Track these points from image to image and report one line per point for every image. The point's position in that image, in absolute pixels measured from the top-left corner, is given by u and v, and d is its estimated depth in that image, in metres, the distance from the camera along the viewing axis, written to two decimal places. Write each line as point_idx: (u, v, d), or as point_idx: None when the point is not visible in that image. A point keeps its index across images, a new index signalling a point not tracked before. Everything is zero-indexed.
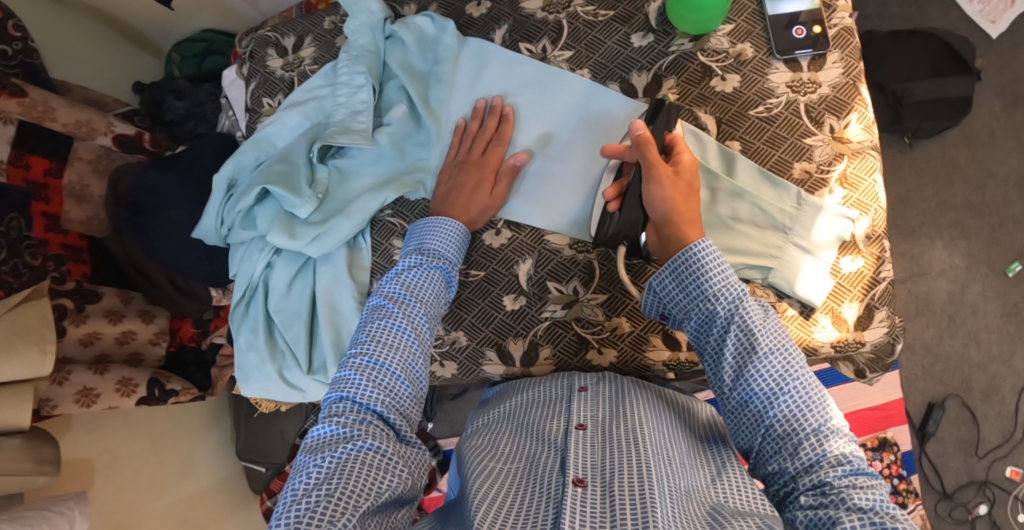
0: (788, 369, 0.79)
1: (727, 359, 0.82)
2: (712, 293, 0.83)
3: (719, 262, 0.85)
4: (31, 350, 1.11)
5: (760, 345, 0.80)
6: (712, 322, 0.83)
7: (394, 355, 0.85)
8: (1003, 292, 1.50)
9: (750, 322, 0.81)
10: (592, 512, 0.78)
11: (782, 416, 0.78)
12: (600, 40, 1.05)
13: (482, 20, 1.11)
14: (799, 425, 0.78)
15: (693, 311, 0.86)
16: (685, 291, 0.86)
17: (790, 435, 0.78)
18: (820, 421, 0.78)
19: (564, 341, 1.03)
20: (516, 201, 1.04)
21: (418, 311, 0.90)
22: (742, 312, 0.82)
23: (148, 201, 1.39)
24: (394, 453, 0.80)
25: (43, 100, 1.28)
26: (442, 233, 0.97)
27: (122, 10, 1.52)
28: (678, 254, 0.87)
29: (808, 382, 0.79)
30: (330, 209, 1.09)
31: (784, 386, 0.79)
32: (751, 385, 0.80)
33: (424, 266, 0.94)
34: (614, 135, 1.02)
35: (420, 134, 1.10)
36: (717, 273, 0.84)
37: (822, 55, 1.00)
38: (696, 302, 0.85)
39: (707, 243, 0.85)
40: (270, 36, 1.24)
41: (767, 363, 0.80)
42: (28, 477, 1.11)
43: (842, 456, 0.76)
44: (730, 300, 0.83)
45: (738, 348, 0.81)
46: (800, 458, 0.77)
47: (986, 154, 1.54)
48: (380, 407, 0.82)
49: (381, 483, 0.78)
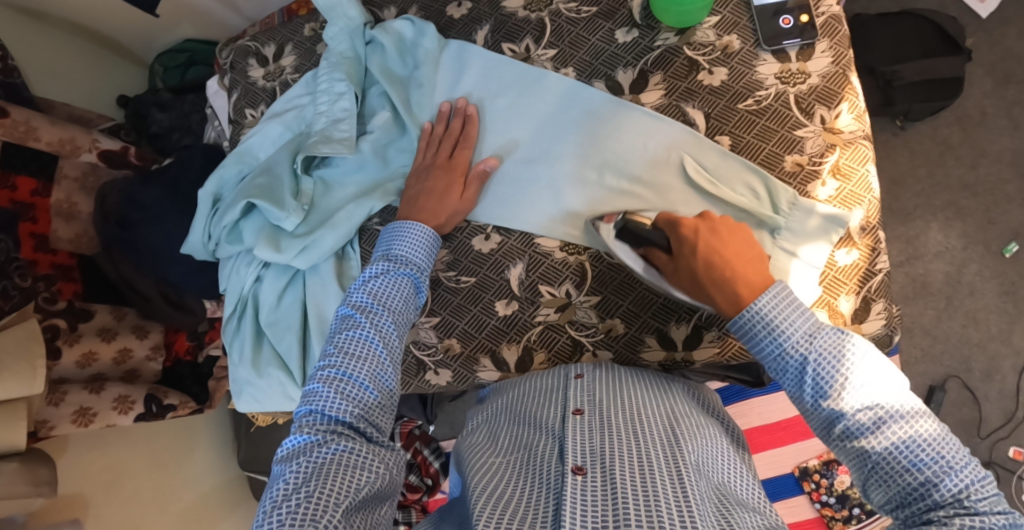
0: (888, 420, 0.72)
1: (818, 415, 0.76)
2: (785, 351, 0.77)
3: (784, 316, 0.78)
4: (22, 367, 1.09)
5: (848, 401, 0.74)
6: (799, 381, 0.77)
7: (362, 366, 0.84)
8: (1001, 271, 1.48)
9: (834, 377, 0.75)
10: (593, 500, 0.76)
11: (887, 462, 0.72)
12: (585, 37, 1.04)
13: (462, 21, 1.09)
14: (902, 469, 0.71)
15: (771, 370, 0.80)
16: (759, 353, 0.80)
17: (895, 484, 0.72)
18: (928, 464, 0.70)
19: (558, 345, 1.01)
20: (498, 206, 1.04)
21: (385, 320, 0.88)
22: (817, 368, 0.75)
23: (136, 216, 1.38)
24: (369, 453, 0.79)
25: (25, 120, 1.28)
26: (410, 238, 0.96)
27: (102, 24, 1.50)
28: (742, 312, 0.81)
29: (921, 434, 0.71)
30: (316, 220, 1.08)
31: (876, 430, 0.72)
32: (844, 440, 0.74)
33: (391, 272, 0.92)
34: (600, 135, 1.01)
35: (403, 140, 1.09)
36: (786, 328, 0.78)
37: (809, 44, 0.98)
38: (772, 359, 0.79)
39: (760, 303, 0.79)
40: (250, 46, 1.23)
41: (860, 419, 0.73)
42: (27, 499, 1.10)
43: (959, 501, 0.69)
44: (804, 356, 0.76)
45: (828, 407, 0.75)
46: (908, 498, 0.71)
47: (979, 133, 1.52)
48: (349, 416, 0.80)
49: (358, 481, 0.76)
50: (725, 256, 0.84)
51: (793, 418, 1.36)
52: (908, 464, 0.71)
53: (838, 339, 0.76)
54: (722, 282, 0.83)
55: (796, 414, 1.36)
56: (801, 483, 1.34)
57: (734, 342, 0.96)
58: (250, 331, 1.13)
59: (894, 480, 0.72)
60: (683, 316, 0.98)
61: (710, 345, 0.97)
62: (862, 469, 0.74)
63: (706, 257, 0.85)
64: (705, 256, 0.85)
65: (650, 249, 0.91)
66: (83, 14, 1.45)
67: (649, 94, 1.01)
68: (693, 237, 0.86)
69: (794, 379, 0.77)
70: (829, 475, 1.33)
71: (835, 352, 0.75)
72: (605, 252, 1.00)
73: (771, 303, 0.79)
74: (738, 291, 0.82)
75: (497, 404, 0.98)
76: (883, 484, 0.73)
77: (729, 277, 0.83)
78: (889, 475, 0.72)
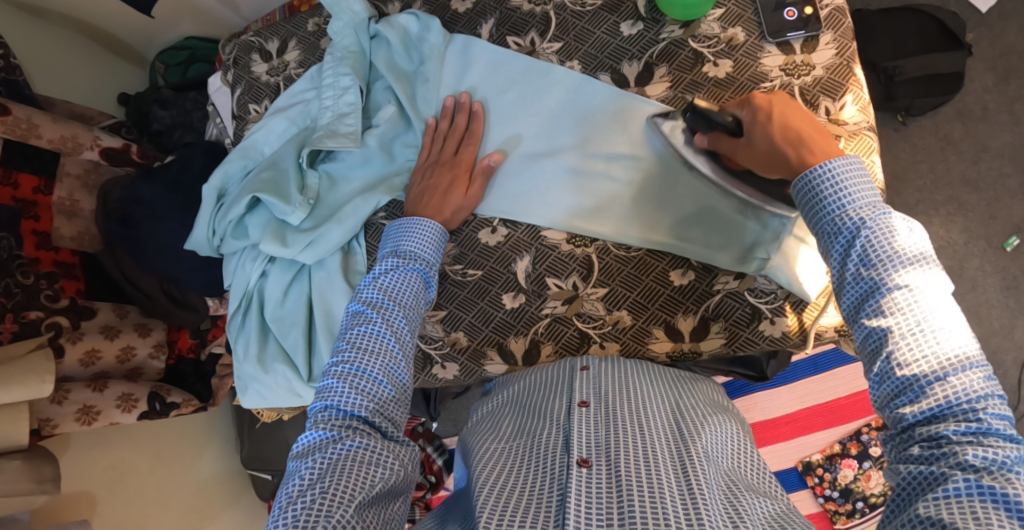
0: (923, 308, 0.69)
1: (858, 288, 0.72)
2: (840, 213, 0.75)
3: (849, 182, 0.75)
4: (30, 380, 1.10)
5: (894, 277, 0.70)
6: (844, 251, 0.74)
7: (376, 361, 0.83)
8: (1003, 266, 1.49)
9: (883, 249, 0.71)
10: (598, 493, 0.77)
11: (908, 357, 0.68)
12: (590, 31, 1.04)
13: (467, 15, 1.09)
14: (920, 368, 0.67)
15: (821, 234, 0.77)
16: (811, 215, 0.78)
17: (909, 379, 0.68)
18: (950, 364, 0.67)
19: (565, 338, 1.01)
20: (503, 199, 1.03)
21: (397, 315, 0.87)
22: (869, 237, 0.72)
23: (138, 213, 1.38)
24: (384, 448, 0.79)
25: (27, 117, 1.27)
26: (420, 234, 0.96)
27: (103, 21, 1.50)
28: (806, 173, 0.78)
29: (952, 340, 0.68)
30: (322, 215, 1.08)
31: (908, 319, 0.69)
32: (871, 323, 0.71)
33: (403, 267, 0.92)
34: (607, 128, 1.01)
35: (409, 135, 1.09)
36: (846, 194, 0.75)
37: (813, 36, 0.98)
38: (826, 224, 0.76)
39: (830, 164, 0.76)
40: (253, 41, 1.23)
41: (896, 297, 0.70)
42: (30, 497, 1.10)
43: (972, 413, 0.65)
44: (860, 221, 0.73)
45: (872, 277, 0.71)
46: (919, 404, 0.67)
47: (980, 128, 1.52)
48: (364, 412, 0.80)
49: (373, 476, 0.77)
50: (801, 125, 0.82)
51: (795, 412, 1.36)
52: (932, 361, 0.67)
53: (898, 218, 0.73)
54: (800, 142, 0.80)
55: (798, 409, 1.37)
56: (805, 478, 1.35)
57: (740, 332, 0.96)
58: (256, 326, 1.13)
59: (911, 375, 0.68)
60: (689, 307, 0.98)
61: (716, 336, 0.97)
62: (879, 357, 0.70)
63: (783, 122, 0.82)
64: (781, 122, 0.82)
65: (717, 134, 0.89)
66: (84, 11, 1.44)
67: (654, 86, 1.01)
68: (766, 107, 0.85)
69: (841, 243, 0.74)
70: (831, 470, 1.34)
71: (890, 228, 0.72)
72: (612, 245, 1.00)
73: (838, 168, 0.75)
74: (814, 147, 0.79)
75: (503, 397, 0.98)
76: (897, 377, 0.69)
77: (806, 138, 0.80)
78: (905, 372, 0.68)
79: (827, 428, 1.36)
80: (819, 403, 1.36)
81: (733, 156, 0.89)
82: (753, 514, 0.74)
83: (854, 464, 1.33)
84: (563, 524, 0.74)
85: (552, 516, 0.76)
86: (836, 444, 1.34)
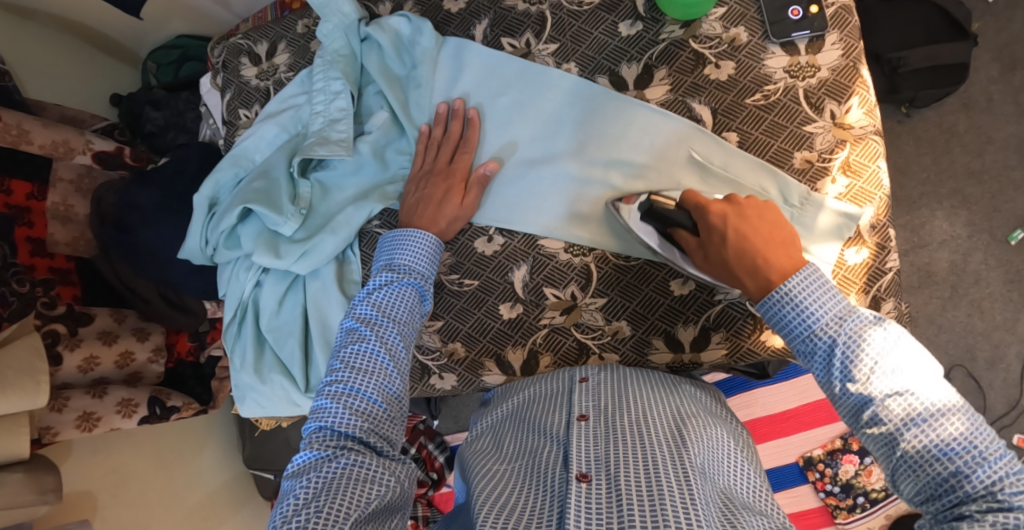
0: (912, 406, 0.70)
1: (843, 401, 0.74)
2: (816, 330, 0.76)
3: (818, 296, 0.76)
4: (25, 383, 1.10)
5: (877, 386, 0.72)
6: (824, 368, 0.76)
7: (370, 380, 0.82)
8: (1006, 260, 1.46)
9: (864, 361, 0.73)
10: (598, 507, 0.75)
11: (918, 448, 0.70)
12: (587, 31, 1.01)
13: (460, 16, 1.06)
14: (932, 460, 0.69)
15: (801, 352, 0.78)
16: (789, 335, 0.79)
17: (922, 472, 0.70)
18: (958, 453, 0.68)
19: (564, 348, 1.00)
20: (497, 207, 1.01)
21: (391, 332, 0.86)
22: (848, 349, 0.74)
23: (132, 218, 1.36)
24: (379, 465, 0.78)
25: (17, 123, 1.26)
26: (414, 246, 0.94)
27: (91, 21, 1.47)
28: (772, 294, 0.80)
29: (958, 424, 0.69)
30: (315, 224, 1.05)
31: (907, 415, 0.70)
32: (870, 427, 0.72)
33: (398, 282, 0.91)
34: (604, 135, 0.98)
35: (402, 141, 1.06)
36: (817, 308, 0.76)
37: (819, 37, 0.95)
38: (802, 342, 0.78)
39: (793, 282, 0.77)
40: (242, 44, 1.20)
41: (888, 405, 0.71)
42: (32, 507, 1.10)
43: (991, 494, 0.66)
44: (836, 336, 0.75)
45: (856, 391, 0.73)
46: (940, 490, 0.69)
47: (984, 119, 1.48)
48: (358, 431, 0.79)
49: (369, 494, 0.75)
50: (756, 244, 0.82)
51: (796, 409, 1.36)
52: (936, 453, 0.69)
53: (869, 323, 0.74)
54: (754, 267, 0.81)
55: (800, 405, 1.36)
56: (805, 473, 1.35)
57: (742, 343, 0.94)
58: (252, 336, 1.11)
59: (927, 470, 0.69)
60: (690, 318, 0.96)
61: (717, 346, 0.95)
62: (890, 457, 0.72)
63: (739, 244, 0.83)
64: (736, 244, 0.83)
65: (679, 233, 0.90)
66: (71, 11, 1.42)
67: (654, 89, 0.98)
68: (722, 224, 0.85)
69: (822, 360, 0.76)
70: (833, 465, 1.34)
71: (866, 336, 0.74)
72: (610, 254, 0.98)
73: (799, 284, 0.77)
74: (768, 275, 0.80)
75: (501, 412, 0.96)
76: (909, 472, 0.70)
77: (761, 265, 0.81)
78: (920, 467, 0.70)
79: (828, 424, 1.36)
80: (818, 398, 1.35)
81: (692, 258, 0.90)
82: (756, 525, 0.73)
83: (856, 460, 1.33)
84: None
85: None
86: (838, 439, 1.34)
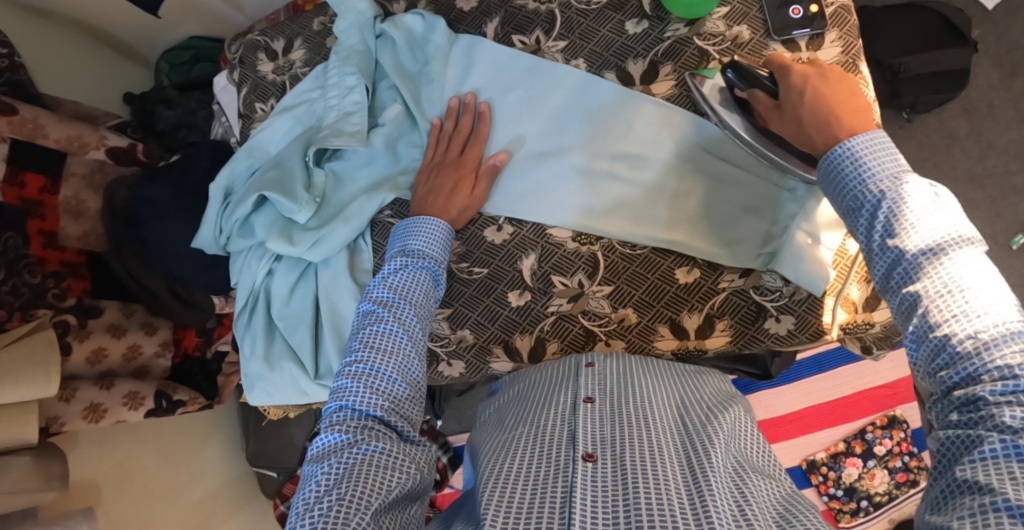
0: (953, 271, 0.66)
1: (878, 259, 0.71)
2: (866, 185, 0.74)
3: (875, 153, 0.74)
4: (35, 374, 1.10)
5: (916, 239, 0.69)
6: (865, 224, 0.74)
7: (390, 360, 0.84)
8: (1008, 264, 1.49)
9: (910, 215, 0.70)
10: (603, 486, 0.77)
11: (940, 314, 0.66)
12: (594, 29, 1.04)
13: (472, 14, 1.10)
14: (953, 329, 0.65)
15: (848, 211, 0.76)
16: (839, 193, 0.77)
17: (942, 340, 0.66)
18: (986, 325, 0.64)
19: (571, 335, 1.02)
20: (505, 197, 1.04)
21: (409, 314, 0.88)
22: (895, 204, 0.71)
23: (144, 213, 1.39)
24: (400, 452, 0.79)
25: (33, 117, 1.28)
26: (427, 232, 0.96)
27: (107, 20, 1.50)
28: (832, 151, 0.78)
29: (987, 297, 0.65)
30: (328, 213, 1.08)
31: (938, 279, 0.67)
32: (898, 291, 0.69)
33: (414, 265, 0.93)
34: (611, 129, 1.01)
35: (414, 134, 1.09)
36: (872, 163, 0.74)
37: (819, 35, 0.98)
38: (851, 197, 0.75)
39: (854, 140, 0.76)
40: (259, 40, 1.23)
41: (920, 262, 0.68)
42: (38, 495, 1.11)
43: (1007, 371, 0.63)
44: (885, 190, 0.72)
45: (892, 245, 0.70)
46: (955, 366, 0.65)
47: (985, 125, 1.52)
48: (381, 411, 0.81)
49: (390, 480, 0.77)
50: (834, 102, 0.82)
51: (801, 411, 1.41)
52: (961, 320, 0.65)
53: (924, 183, 0.71)
54: (825, 122, 0.81)
55: (803, 407, 1.42)
56: (809, 476, 1.40)
57: (746, 330, 0.97)
58: (263, 324, 1.14)
59: (945, 339, 0.66)
60: (694, 306, 0.98)
61: (721, 333, 0.98)
62: (911, 320, 0.68)
63: (815, 99, 0.83)
64: (814, 100, 0.83)
65: (755, 95, 0.90)
66: (88, 10, 1.45)
67: (660, 85, 1.01)
68: (803, 84, 0.86)
69: (865, 217, 0.73)
70: (836, 468, 1.39)
71: (916, 193, 0.70)
72: (617, 242, 1.01)
73: (859, 142, 0.75)
74: (838, 133, 0.80)
75: (510, 392, 0.98)
76: (925, 338, 0.67)
77: (832, 121, 0.80)
78: (937, 333, 0.66)
79: (832, 427, 1.41)
80: (824, 401, 1.41)
81: (765, 120, 0.90)
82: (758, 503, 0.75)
83: (859, 463, 1.38)
84: (569, 519, 0.74)
85: (557, 512, 0.76)
86: (841, 442, 1.40)
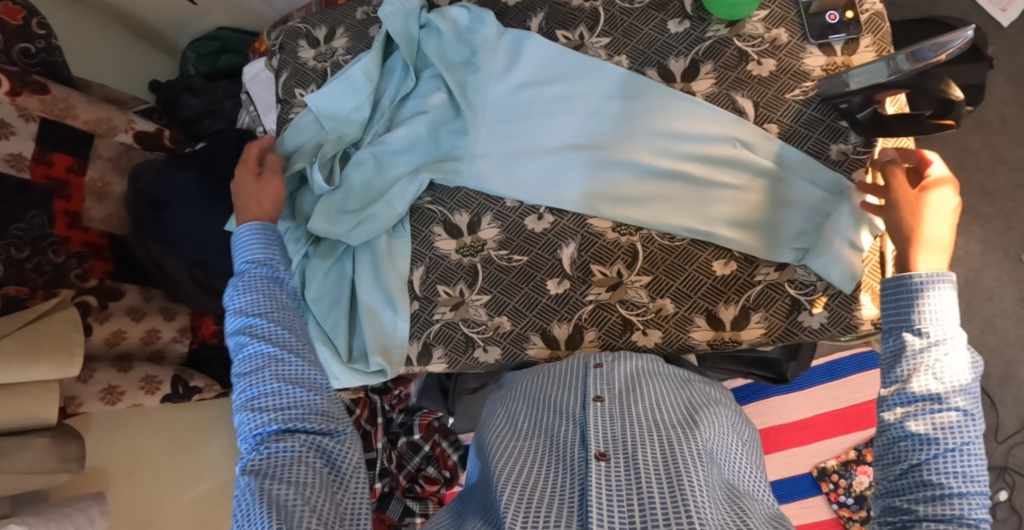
0: (963, 439, 0.74)
1: (905, 391, 0.78)
2: (931, 328, 0.79)
3: (953, 310, 0.79)
4: (59, 352, 1.08)
5: (952, 399, 0.76)
6: (903, 355, 0.80)
7: (263, 374, 0.89)
8: (1018, 277, 1.53)
9: (954, 377, 0.77)
10: (619, 485, 0.78)
11: (937, 463, 0.74)
12: (637, 27, 1.07)
13: (516, 8, 1.12)
14: (944, 477, 0.73)
15: (900, 335, 0.81)
16: (898, 317, 0.82)
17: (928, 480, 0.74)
18: (969, 487, 0.73)
19: (608, 324, 1.03)
20: (547, 187, 1.06)
21: (263, 325, 0.93)
22: (945, 363, 0.78)
23: (169, 197, 1.33)
24: (300, 443, 0.84)
25: (65, 98, 1.25)
26: (262, 242, 1.00)
27: (138, 7, 1.52)
28: (913, 274, 0.82)
29: (976, 469, 0.74)
30: (368, 197, 1.11)
31: (950, 440, 0.74)
32: (910, 428, 0.76)
33: (249, 273, 0.97)
34: (653, 122, 1.03)
35: (456, 123, 1.11)
36: (946, 319, 0.79)
37: (855, 40, 1.01)
38: (907, 327, 0.81)
39: (947, 285, 0.80)
40: (301, 28, 1.25)
41: (941, 417, 0.75)
42: (54, 475, 1.10)
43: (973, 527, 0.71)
44: (942, 347, 0.78)
45: (925, 391, 0.77)
46: (937, 505, 0.72)
47: (999, 140, 1.55)
48: (271, 417, 0.86)
49: (298, 471, 0.82)
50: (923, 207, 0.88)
51: (811, 418, 1.45)
52: (955, 477, 0.73)
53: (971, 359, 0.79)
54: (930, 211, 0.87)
55: (814, 414, 1.45)
56: (819, 483, 1.42)
57: (780, 323, 0.99)
58: None
59: (937, 480, 0.73)
60: (731, 297, 1.00)
61: (757, 325, 0.99)
62: (910, 453, 0.76)
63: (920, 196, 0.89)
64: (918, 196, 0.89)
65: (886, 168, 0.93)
66: None
67: (700, 82, 1.04)
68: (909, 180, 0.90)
69: (909, 354, 0.80)
70: (848, 476, 1.40)
71: (966, 365, 0.78)
72: (655, 234, 1.03)
73: (936, 287, 0.80)
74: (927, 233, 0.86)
75: (515, 391, 0.98)
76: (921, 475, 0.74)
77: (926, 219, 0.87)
78: (933, 475, 0.74)
79: (843, 435, 1.43)
80: (836, 409, 1.44)
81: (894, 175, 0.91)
82: (754, 512, 0.77)
83: (870, 471, 1.39)
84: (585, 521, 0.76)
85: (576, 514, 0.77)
86: (852, 450, 1.42)
